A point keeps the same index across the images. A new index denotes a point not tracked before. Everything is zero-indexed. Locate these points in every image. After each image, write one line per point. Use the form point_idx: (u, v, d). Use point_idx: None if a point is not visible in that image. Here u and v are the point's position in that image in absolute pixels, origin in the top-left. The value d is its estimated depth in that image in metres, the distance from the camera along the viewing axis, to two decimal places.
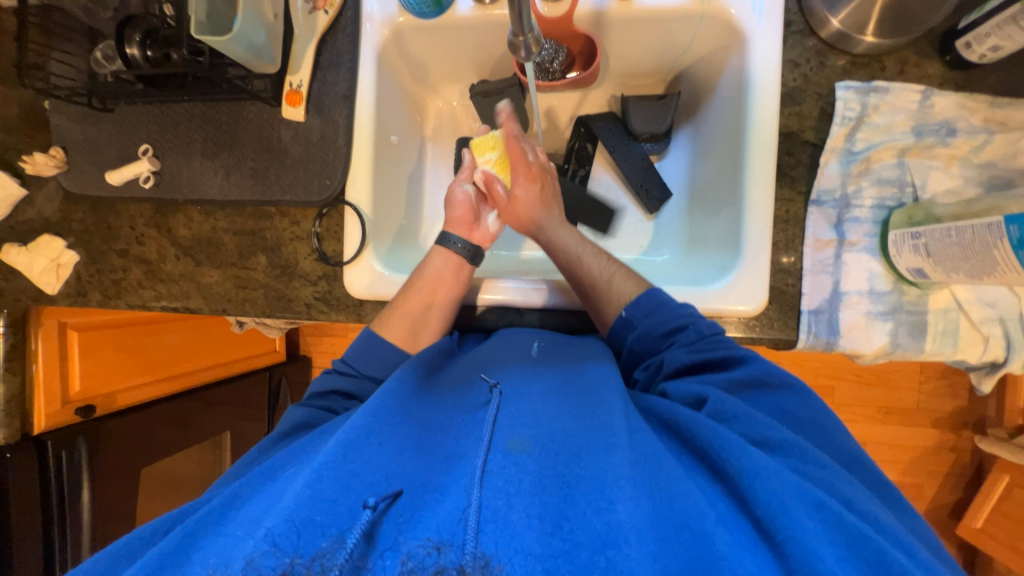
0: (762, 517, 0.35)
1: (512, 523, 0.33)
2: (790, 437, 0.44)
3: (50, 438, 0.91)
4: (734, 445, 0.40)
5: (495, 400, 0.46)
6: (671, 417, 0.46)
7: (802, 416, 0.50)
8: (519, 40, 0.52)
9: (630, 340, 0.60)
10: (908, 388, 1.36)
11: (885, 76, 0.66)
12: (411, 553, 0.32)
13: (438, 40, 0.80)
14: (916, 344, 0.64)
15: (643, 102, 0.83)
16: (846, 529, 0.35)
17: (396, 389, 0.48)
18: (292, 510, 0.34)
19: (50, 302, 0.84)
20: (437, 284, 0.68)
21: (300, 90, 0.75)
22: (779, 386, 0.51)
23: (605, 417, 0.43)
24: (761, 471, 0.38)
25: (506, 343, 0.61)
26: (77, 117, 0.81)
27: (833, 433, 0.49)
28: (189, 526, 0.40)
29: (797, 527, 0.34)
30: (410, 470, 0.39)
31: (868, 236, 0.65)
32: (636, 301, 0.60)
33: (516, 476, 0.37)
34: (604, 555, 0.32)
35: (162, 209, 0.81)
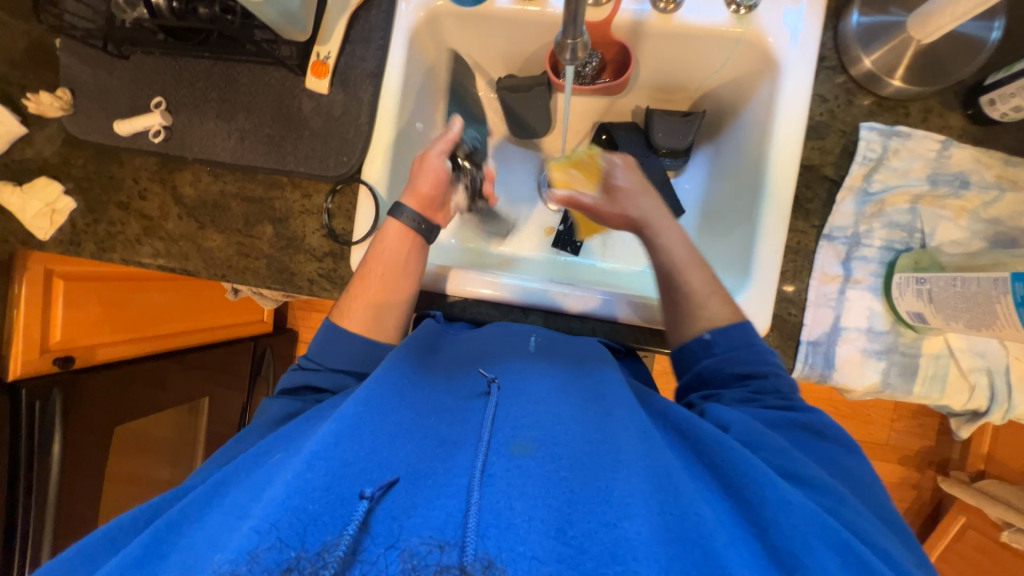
0: (777, 545, 0.36)
1: (515, 526, 0.34)
2: (828, 481, 0.46)
3: (26, 387, 0.89)
4: (757, 471, 0.41)
5: (494, 393, 0.45)
6: (692, 429, 0.46)
7: (848, 469, 0.51)
8: (567, 42, 0.52)
9: (703, 362, 0.61)
10: (879, 424, 1.41)
11: (909, 122, 0.67)
12: (411, 549, 0.31)
13: (472, 30, 0.79)
14: (906, 385, 0.66)
15: (668, 116, 0.83)
16: (862, 566, 0.36)
17: (386, 376, 0.47)
18: (280, 503, 0.32)
19: (40, 248, 0.81)
20: (390, 264, 0.67)
21: (327, 62, 0.73)
22: (829, 441, 0.53)
23: (611, 427, 0.43)
24: (782, 502, 0.38)
25: (505, 334, 0.60)
26: (89, 60, 0.78)
27: (869, 486, 0.51)
28: (168, 518, 0.39)
29: (819, 569, 0.35)
30: (406, 460, 0.39)
31: (872, 276, 0.67)
32: (726, 330, 0.60)
33: (519, 481, 0.37)
34: (612, 569, 0.32)
35: (169, 165, 0.79)
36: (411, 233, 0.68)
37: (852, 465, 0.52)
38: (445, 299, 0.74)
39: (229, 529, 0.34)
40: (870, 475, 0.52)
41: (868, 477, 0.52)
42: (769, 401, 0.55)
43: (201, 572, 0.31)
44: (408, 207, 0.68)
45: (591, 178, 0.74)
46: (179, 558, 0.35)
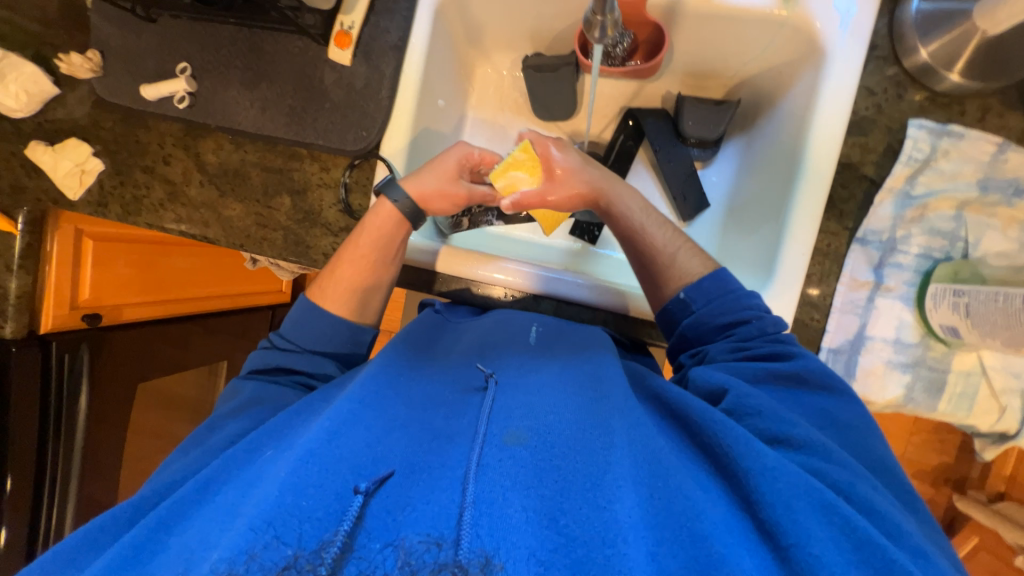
0: (764, 520, 0.36)
1: (509, 515, 0.33)
2: (815, 436, 0.44)
3: (56, 340, 0.93)
4: (740, 440, 0.40)
5: (491, 390, 0.44)
6: (681, 407, 0.45)
7: (842, 419, 0.49)
8: (596, 19, 0.50)
9: (685, 323, 0.59)
10: (897, 437, 1.36)
11: (963, 121, 0.62)
12: (410, 548, 0.30)
13: (500, 4, 0.76)
14: (930, 401, 0.63)
15: (700, 104, 0.79)
16: (855, 534, 0.34)
17: (380, 372, 0.48)
18: (271, 501, 0.32)
19: (70, 208, 0.83)
20: (373, 241, 0.66)
21: (350, 32, 0.72)
22: (819, 387, 0.51)
23: (603, 413, 0.42)
24: (767, 471, 0.37)
25: (506, 326, 0.59)
26: (120, 23, 0.78)
27: (867, 438, 0.48)
28: (161, 515, 0.39)
29: (802, 533, 0.34)
30: (399, 455, 0.38)
31: (906, 285, 0.63)
32: (698, 284, 0.59)
33: (512, 470, 0.36)
34: (603, 553, 0.31)
35: (192, 132, 0.79)
36: (400, 219, 0.67)
37: (851, 417, 0.49)
38: (456, 282, 0.73)
39: (220, 527, 0.34)
40: (869, 424, 0.49)
41: (864, 422, 0.49)
42: (755, 347, 0.54)
43: (198, 567, 0.31)
44: (404, 190, 0.66)
45: (535, 173, 0.68)
46: (174, 553, 0.34)
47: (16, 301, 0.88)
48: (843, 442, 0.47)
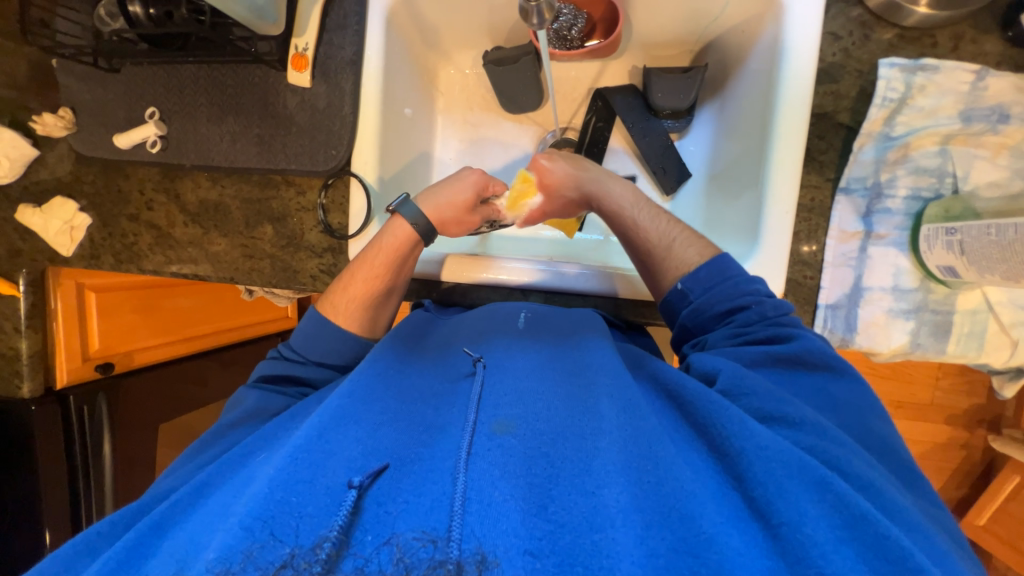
0: (756, 497, 0.35)
1: (497, 503, 0.32)
2: (810, 415, 0.43)
3: (73, 393, 0.95)
4: (734, 420, 0.39)
5: (479, 372, 0.45)
6: (677, 388, 0.45)
7: (841, 398, 0.48)
8: (530, 5, 0.50)
9: (684, 314, 0.58)
10: (923, 384, 1.32)
11: (936, 52, 0.60)
12: (404, 546, 0.29)
13: (451, 3, 0.75)
14: (938, 344, 0.61)
15: (667, 74, 0.78)
16: (847, 509, 0.33)
17: (370, 369, 0.48)
18: (262, 498, 0.32)
19: (65, 264, 0.85)
20: (386, 258, 0.66)
21: (305, 54, 0.72)
22: (819, 368, 0.50)
23: (591, 399, 0.42)
24: (760, 450, 0.36)
25: (493, 315, 0.59)
26: (85, 78, 0.79)
27: (867, 418, 0.47)
28: (153, 518, 0.39)
29: (795, 512, 0.33)
30: (390, 447, 0.38)
31: (897, 230, 0.62)
32: (694, 274, 0.58)
33: (501, 459, 0.36)
34: (590, 538, 0.31)
35: (170, 174, 0.80)
36: (416, 239, 0.67)
37: (843, 395, 0.48)
38: (444, 286, 0.73)
39: (213, 523, 0.34)
40: (870, 403, 0.48)
41: (865, 403, 0.48)
42: (755, 332, 0.53)
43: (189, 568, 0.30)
44: (421, 211, 0.67)
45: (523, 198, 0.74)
46: (166, 552, 0.34)
47: (29, 361, 0.89)
48: (838, 420, 0.46)
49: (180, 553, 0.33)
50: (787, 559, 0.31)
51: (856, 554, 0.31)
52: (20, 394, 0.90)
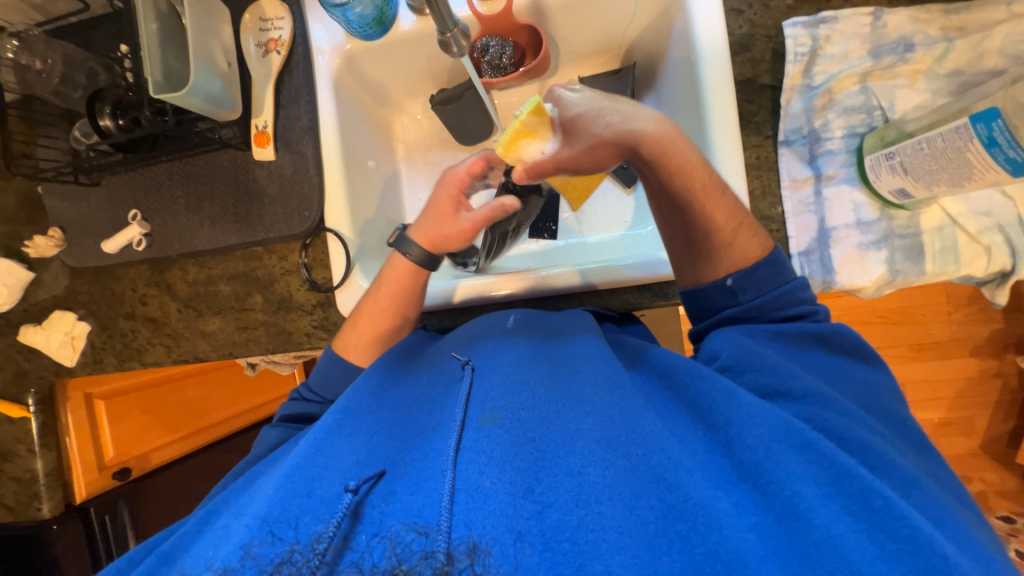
0: (743, 461, 0.36)
1: (485, 488, 0.32)
2: (814, 385, 0.44)
3: (94, 505, 0.95)
4: (723, 393, 0.41)
5: (467, 374, 0.46)
6: (669, 371, 0.46)
7: (858, 376, 0.49)
8: (447, 37, 0.56)
9: (729, 300, 0.56)
10: (938, 320, 1.31)
11: (832, 5, 0.65)
12: (397, 537, 0.30)
13: (391, 59, 0.82)
14: (916, 267, 0.63)
15: (599, 80, 0.84)
16: (831, 467, 0.35)
17: (365, 385, 0.50)
18: (263, 512, 0.34)
19: (70, 375, 0.88)
20: (393, 292, 0.67)
21: (266, 130, 0.78)
22: (847, 352, 0.52)
23: (578, 384, 0.43)
24: (747, 418, 0.38)
25: (483, 322, 0.60)
26: (67, 195, 0.84)
27: (885, 399, 0.48)
28: (160, 553, 0.38)
29: (782, 471, 0.34)
30: (385, 454, 0.38)
31: (845, 167, 0.65)
32: (749, 273, 0.55)
33: (488, 447, 0.36)
34: (576, 514, 0.32)
35: (158, 268, 0.84)
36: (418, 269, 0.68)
37: (863, 373, 0.50)
38: (433, 316, 0.75)
39: (220, 538, 0.34)
40: (891, 389, 0.50)
41: (882, 387, 0.49)
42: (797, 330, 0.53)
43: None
44: (414, 243, 0.68)
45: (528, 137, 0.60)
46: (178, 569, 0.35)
47: (46, 481, 0.88)
48: (844, 387, 0.48)
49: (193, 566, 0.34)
50: (776, 514, 0.32)
51: (841, 506, 0.33)
52: (40, 514, 0.88)
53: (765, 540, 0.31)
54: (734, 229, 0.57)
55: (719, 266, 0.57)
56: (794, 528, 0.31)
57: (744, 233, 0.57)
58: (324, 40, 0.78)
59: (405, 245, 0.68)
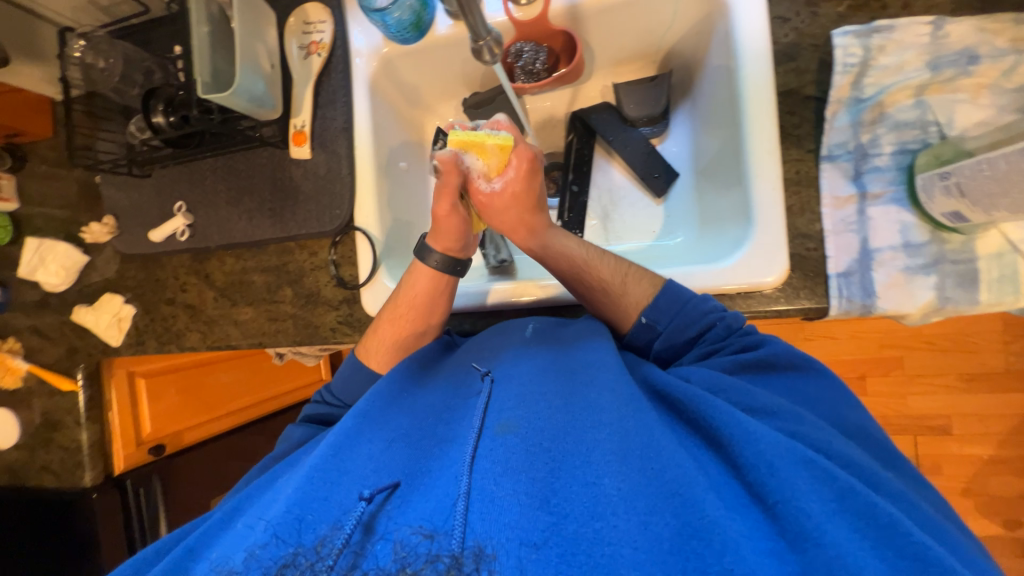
0: (752, 481, 0.35)
1: (499, 499, 0.33)
2: (786, 404, 0.43)
3: (129, 479, 1.02)
4: (719, 409, 0.39)
5: (486, 386, 0.46)
6: (662, 385, 0.44)
7: (814, 393, 0.48)
8: (481, 44, 0.56)
9: (657, 342, 0.57)
10: (991, 350, 1.22)
11: (888, 14, 0.62)
12: (402, 540, 0.31)
13: (426, 62, 0.83)
14: (968, 295, 0.58)
15: (634, 86, 0.83)
16: (837, 485, 0.34)
17: (383, 391, 0.50)
18: (281, 515, 0.35)
19: (116, 354, 0.93)
20: (416, 305, 0.67)
21: (304, 130, 0.80)
22: (791, 368, 0.50)
23: (593, 394, 0.42)
24: (749, 435, 0.37)
25: (501, 330, 0.60)
26: (121, 186, 0.89)
27: (839, 407, 0.48)
28: (184, 547, 0.40)
29: (788, 489, 0.33)
30: (401, 465, 0.39)
31: (892, 186, 0.61)
32: (654, 304, 0.57)
33: (504, 457, 0.36)
34: (592, 527, 0.31)
35: (198, 257, 0.89)
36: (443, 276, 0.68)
37: (816, 390, 0.49)
38: (454, 318, 0.75)
39: (239, 537, 0.36)
40: (844, 397, 0.49)
41: (835, 396, 0.49)
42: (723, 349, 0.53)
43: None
44: (438, 250, 0.68)
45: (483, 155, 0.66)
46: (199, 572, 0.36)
47: (90, 451, 0.94)
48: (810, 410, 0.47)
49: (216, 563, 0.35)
50: (787, 537, 0.31)
51: (855, 529, 0.31)
52: (83, 483, 0.94)
53: (780, 565, 0.29)
54: (622, 280, 0.61)
55: (630, 307, 0.60)
56: (806, 551, 0.30)
57: (637, 281, 0.61)
58: (363, 44, 0.79)
59: (428, 250, 0.68)
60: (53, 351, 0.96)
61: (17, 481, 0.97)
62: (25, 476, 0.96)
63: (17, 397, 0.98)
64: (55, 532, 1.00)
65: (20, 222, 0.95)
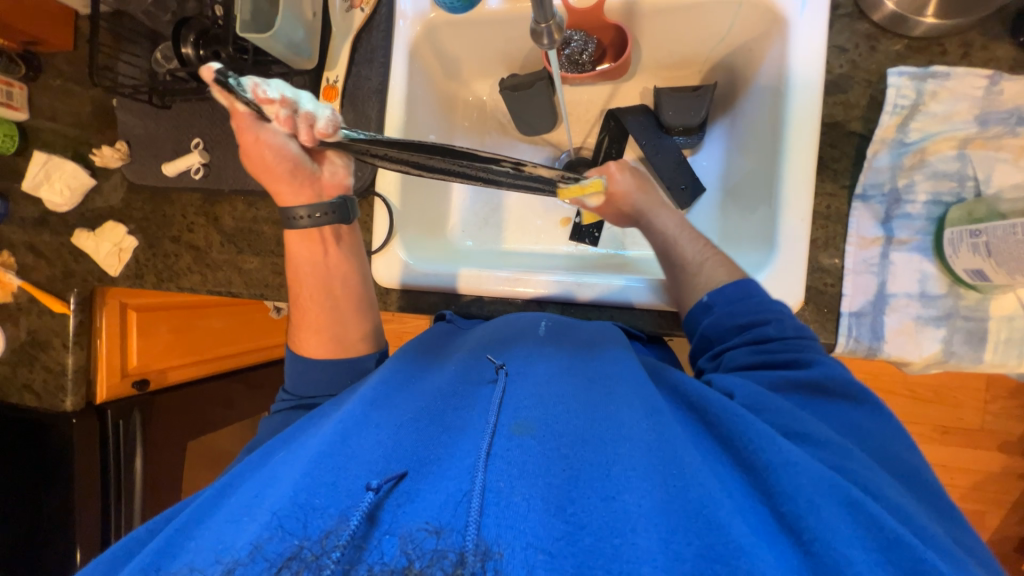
0: (785, 513, 0.35)
1: (515, 504, 0.33)
2: (833, 436, 0.43)
3: (111, 408, 1.00)
4: (759, 435, 0.40)
5: (501, 380, 0.46)
6: (700, 400, 0.45)
7: (862, 424, 0.47)
8: (541, 27, 0.54)
9: (705, 324, 0.59)
10: (972, 407, 1.24)
11: (946, 60, 0.61)
12: (410, 535, 0.31)
13: (471, 35, 0.81)
14: (974, 353, 0.59)
15: (677, 93, 0.80)
16: (879, 533, 0.34)
17: (391, 379, 0.52)
18: (287, 499, 0.35)
19: (112, 283, 0.92)
20: (312, 278, 0.68)
21: (336, 85, 0.78)
22: (840, 396, 0.49)
23: (613, 405, 0.43)
24: (789, 466, 0.37)
25: (513, 322, 0.61)
26: (138, 113, 0.86)
27: (894, 446, 0.46)
28: (178, 524, 0.39)
29: (825, 528, 0.33)
30: (409, 454, 0.40)
31: (920, 235, 0.61)
32: (721, 290, 0.59)
33: (520, 459, 0.37)
34: (610, 541, 0.31)
35: (210, 199, 0.87)
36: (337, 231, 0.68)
37: (864, 420, 0.47)
38: (461, 300, 0.75)
39: (237, 524, 0.36)
40: (899, 435, 0.47)
41: (885, 430, 0.47)
42: (776, 352, 0.52)
43: (209, 568, 0.32)
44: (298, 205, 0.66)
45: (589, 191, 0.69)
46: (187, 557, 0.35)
47: (74, 375, 0.95)
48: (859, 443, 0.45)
49: (213, 545, 0.35)
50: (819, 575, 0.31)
51: (888, 574, 0.32)
52: (63, 407, 0.95)
53: None
54: (703, 260, 0.64)
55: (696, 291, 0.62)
56: None
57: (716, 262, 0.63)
58: (409, 5, 0.77)
59: (292, 210, 0.66)
60: (48, 271, 0.94)
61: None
62: (8, 393, 0.97)
63: (5, 312, 0.96)
64: (27, 452, 0.99)
65: (28, 134, 0.92)
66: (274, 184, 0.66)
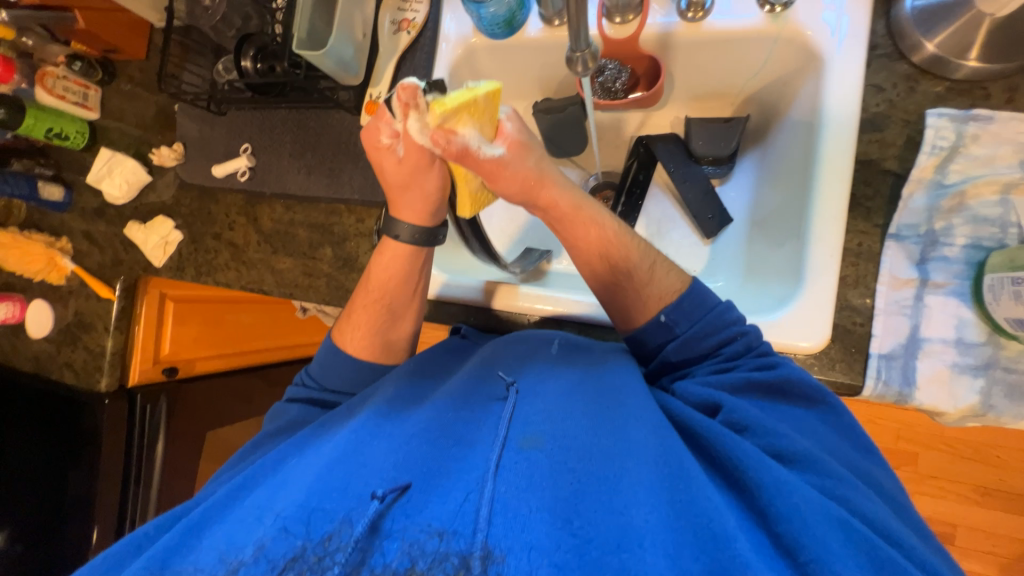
0: (781, 534, 0.36)
1: (523, 516, 0.34)
2: (810, 451, 0.44)
3: (141, 392, 1.05)
4: (751, 454, 0.41)
5: (511, 398, 0.46)
6: (688, 420, 0.45)
7: (826, 431, 0.49)
8: (576, 55, 0.57)
9: (669, 345, 0.57)
10: (1016, 468, 1.15)
11: (989, 104, 0.60)
12: (413, 540, 0.33)
13: (509, 60, 0.84)
14: (1015, 407, 0.56)
15: (709, 123, 0.81)
16: (869, 552, 0.35)
17: (398, 391, 0.53)
18: (300, 502, 0.37)
19: (155, 274, 0.98)
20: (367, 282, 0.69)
21: (378, 101, 0.82)
22: (800, 399, 0.51)
23: (618, 420, 0.43)
24: (783, 487, 0.38)
25: (525, 339, 0.60)
26: (196, 118, 0.93)
27: (875, 473, 0.47)
28: (191, 520, 0.41)
29: (820, 548, 0.34)
30: (419, 462, 0.40)
31: (957, 279, 0.59)
32: (679, 304, 0.56)
33: (528, 472, 0.38)
34: (618, 556, 0.32)
35: (252, 200, 0.92)
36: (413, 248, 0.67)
37: (823, 426, 0.49)
38: (479, 313, 0.76)
39: (248, 525, 0.37)
40: (865, 445, 0.49)
41: (845, 433, 0.49)
42: (743, 366, 0.52)
43: (223, 567, 0.34)
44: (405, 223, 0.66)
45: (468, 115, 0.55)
46: (204, 549, 0.37)
47: (111, 358, 0.99)
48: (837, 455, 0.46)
49: (228, 544, 0.36)
50: None
51: None
52: (98, 387, 1.00)
53: None
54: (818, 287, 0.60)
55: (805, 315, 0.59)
56: None
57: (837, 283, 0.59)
58: (452, 30, 0.81)
59: (396, 226, 0.66)
60: (99, 258, 1.00)
61: (41, 371, 1.04)
62: (50, 369, 1.03)
63: (57, 293, 1.03)
64: (60, 428, 1.05)
65: (97, 132, 1.00)
66: (417, 203, 0.65)
